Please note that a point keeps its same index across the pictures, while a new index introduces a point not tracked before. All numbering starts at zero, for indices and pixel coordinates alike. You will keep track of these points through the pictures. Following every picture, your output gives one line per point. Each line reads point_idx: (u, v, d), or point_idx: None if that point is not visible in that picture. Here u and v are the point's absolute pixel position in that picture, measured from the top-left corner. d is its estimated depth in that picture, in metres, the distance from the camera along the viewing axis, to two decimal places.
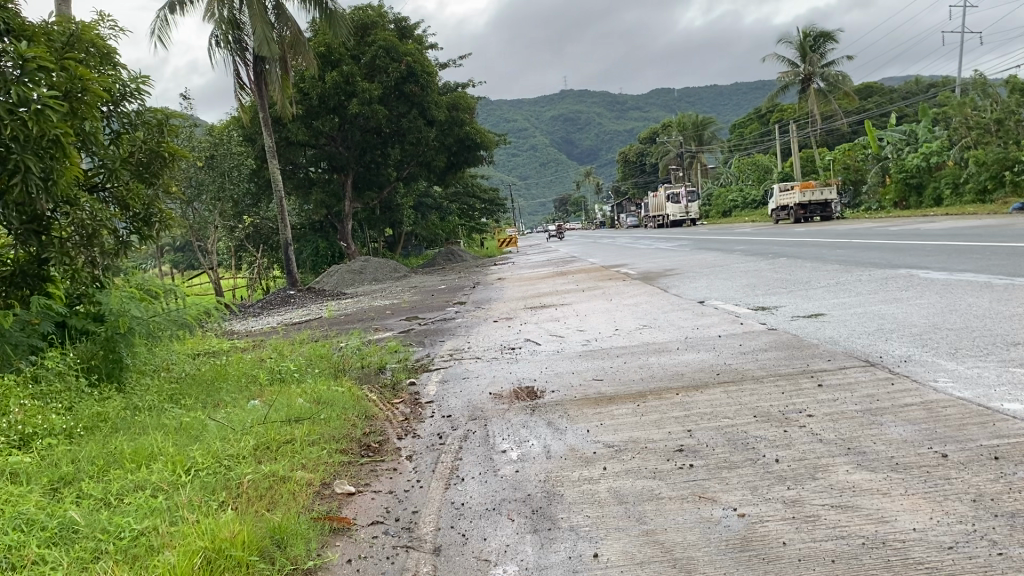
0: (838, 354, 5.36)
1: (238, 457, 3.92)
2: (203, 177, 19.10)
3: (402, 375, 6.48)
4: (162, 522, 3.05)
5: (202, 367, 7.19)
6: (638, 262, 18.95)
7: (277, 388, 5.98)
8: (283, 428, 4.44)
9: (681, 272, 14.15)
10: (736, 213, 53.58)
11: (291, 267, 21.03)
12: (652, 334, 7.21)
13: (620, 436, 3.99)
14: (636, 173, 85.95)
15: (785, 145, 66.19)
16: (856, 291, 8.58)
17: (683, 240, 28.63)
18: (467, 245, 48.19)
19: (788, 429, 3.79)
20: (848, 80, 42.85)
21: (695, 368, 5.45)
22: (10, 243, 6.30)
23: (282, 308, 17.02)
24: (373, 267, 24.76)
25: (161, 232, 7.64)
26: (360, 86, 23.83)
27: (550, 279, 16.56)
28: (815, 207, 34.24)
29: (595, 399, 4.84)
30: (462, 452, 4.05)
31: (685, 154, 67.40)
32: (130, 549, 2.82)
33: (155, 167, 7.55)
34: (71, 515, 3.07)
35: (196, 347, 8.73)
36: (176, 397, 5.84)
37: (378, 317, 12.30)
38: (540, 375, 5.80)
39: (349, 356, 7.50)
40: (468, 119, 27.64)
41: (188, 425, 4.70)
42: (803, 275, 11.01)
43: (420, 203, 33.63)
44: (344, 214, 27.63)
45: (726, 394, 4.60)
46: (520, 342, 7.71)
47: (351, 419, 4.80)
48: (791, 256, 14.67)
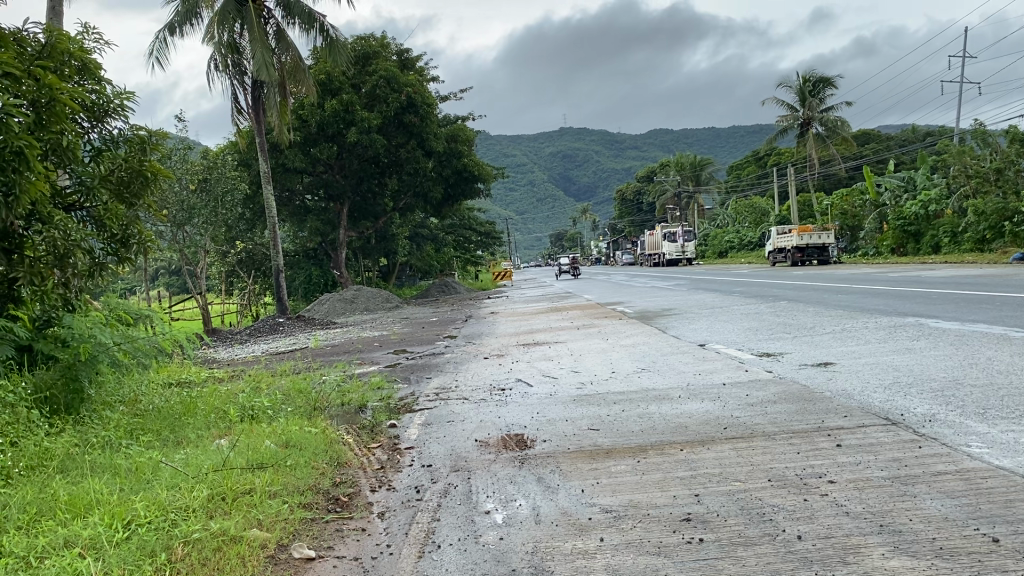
0: (855, 410, 4.92)
1: (187, 510, 3.45)
2: (194, 201, 18.44)
3: (382, 417, 5.99)
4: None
5: (173, 400, 6.67)
6: (635, 300, 18.54)
7: (245, 427, 5.50)
8: (242, 475, 3.99)
9: (680, 313, 13.76)
10: (733, 254, 53.45)
11: (281, 293, 20.48)
12: (651, 379, 6.79)
13: (619, 499, 3.55)
14: (633, 211, 86.11)
15: (783, 188, 66.23)
16: (864, 339, 8.18)
17: (680, 279, 28.37)
18: (461, 277, 47.81)
19: (809, 498, 3.35)
20: (847, 126, 42.85)
21: (700, 421, 4.98)
22: None
23: (270, 336, 16.58)
24: (366, 296, 24.34)
25: (140, 256, 7.12)
26: (360, 115, 23.58)
27: (544, 315, 16.17)
28: (812, 251, 33.98)
29: (590, 452, 4.40)
30: (441, 512, 3.60)
31: (683, 194, 67.64)
32: None
33: (137, 187, 7.00)
34: None
35: (170, 378, 8.28)
36: (136, 434, 5.35)
37: (366, 349, 11.83)
38: (531, 423, 5.32)
39: (328, 392, 7.04)
40: (467, 151, 27.38)
41: (140, 469, 4.23)
42: (807, 320, 10.65)
43: (416, 233, 33.27)
44: (338, 242, 27.29)
45: (737, 452, 4.17)
46: (512, 383, 7.25)
47: (320, 466, 4.35)
48: (792, 299, 14.30)
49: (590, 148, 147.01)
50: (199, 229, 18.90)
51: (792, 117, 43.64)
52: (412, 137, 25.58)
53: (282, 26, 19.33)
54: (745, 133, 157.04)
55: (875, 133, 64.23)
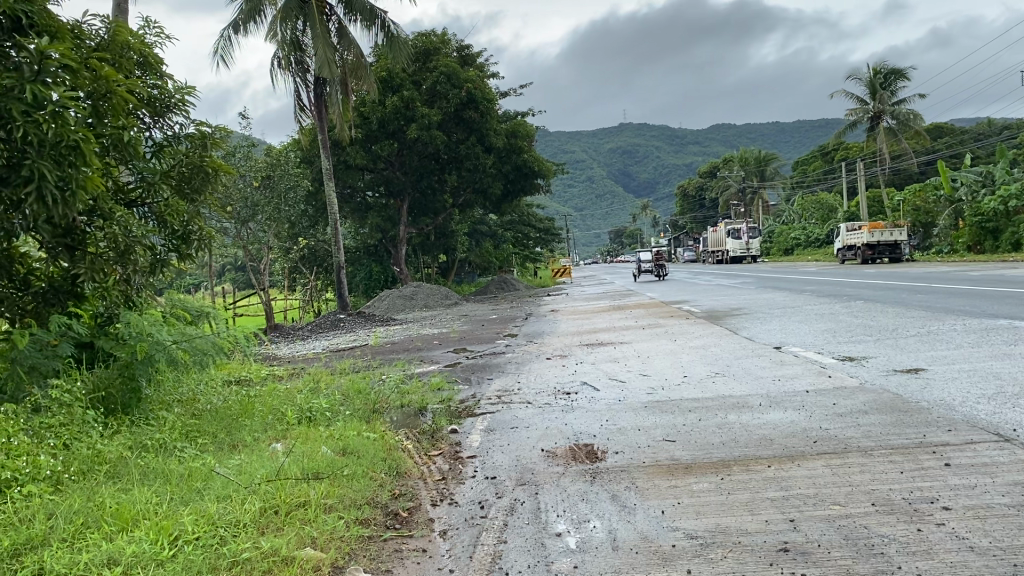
0: (958, 423, 4.48)
1: (238, 525, 3.24)
2: (258, 197, 18.49)
3: (443, 421, 5.72)
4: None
5: (231, 400, 6.50)
6: (701, 299, 18.05)
7: (301, 431, 5.29)
8: (297, 485, 3.76)
9: (750, 313, 13.28)
10: (798, 251, 52.14)
11: (342, 290, 20.45)
12: (726, 384, 6.41)
13: (704, 523, 3.23)
14: (696, 208, 84.76)
15: (852, 184, 64.27)
16: (955, 344, 7.62)
17: (748, 277, 27.69)
18: (521, 274, 47.58)
19: (922, 529, 2.96)
20: (920, 119, 41.33)
21: (785, 433, 4.60)
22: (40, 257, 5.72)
23: (331, 333, 16.56)
24: (426, 292, 24.23)
25: (201, 252, 6.96)
26: (420, 111, 23.48)
27: (607, 313, 15.83)
28: (883, 249, 32.81)
29: (668, 467, 4.07)
30: (508, 532, 3.31)
31: (746, 190, 66.36)
32: None
33: (198, 183, 6.87)
34: None
35: (227, 375, 8.16)
36: (192, 435, 5.21)
37: (425, 347, 11.63)
38: (600, 431, 5.00)
39: (388, 393, 6.82)
40: (527, 147, 27.07)
41: (193, 476, 4.04)
42: (887, 322, 10.05)
43: (475, 230, 33.17)
44: (398, 239, 27.30)
45: (831, 470, 3.79)
46: (577, 387, 6.91)
47: (379, 476, 4.10)
48: (869, 300, 13.68)
49: (650, 144, 145.50)
50: (263, 226, 18.95)
51: (862, 110, 42.24)
52: (472, 133, 25.38)
53: (344, 23, 19.24)
54: (811, 128, 153.95)
55: (950, 127, 62.00)
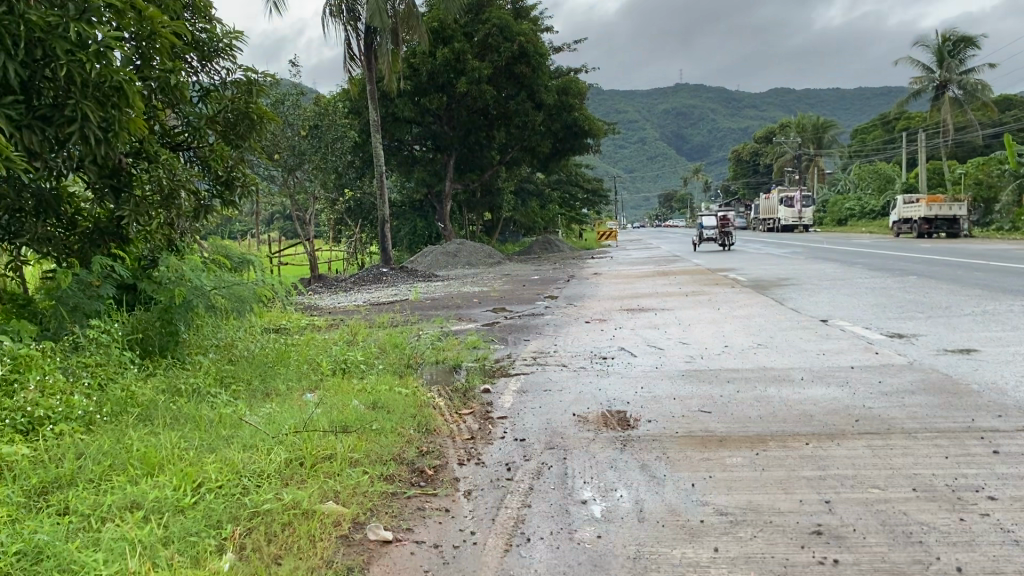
0: (1009, 409, 4.29)
1: (261, 475, 3.23)
2: (305, 146, 18.47)
3: (476, 380, 5.66)
4: (147, 575, 2.36)
5: (268, 347, 6.53)
6: (748, 267, 17.70)
7: (334, 382, 5.30)
8: (324, 438, 3.74)
9: (798, 284, 12.97)
10: (852, 222, 50.98)
11: (386, 243, 20.47)
12: (768, 356, 6.26)
13: (734, 499, 3.13)
14: (749, 173, 83.16)
15: (912, 155, 62.34)
16: (1010, 326, 7.31)
17: (798, 247, 27.11)
18: (567, 235, 47.32)
19: (965, 519, 2.83)
20: (988, 90, 39.76)
21: (825, 410, 4.46)
22: (84, 197, 5.74)
23: (372, 286, 16.63)
24: (469, 250, 24.18)
25: (244, 198, 6.92)
26: (470, 65, 23.19)
27: (650, 278, 15.61)
28: (941, 223, 31.82)
29: (701, 439, 3.97)
30: (533, 496, 3.25)
31: (802, 157, 64.89)
32: None
33: (243, 129, 6.75)
34: (42, 540, 2.47)
35: (267, 323, 8.22)
36: (226, 381, 5.24)
37: (465, 305, 11.58)
38: (634, 398, 4.91)
39: (423, 348, 6.81)
40: (579, 105, 26.68)
41: (222, 423, 4.06)
42: (940, 299, 9.71)
43: (522, 188, 32.95)
44: (444, 194, 27.21)
45: (871, 451, 3.65)
46: (614, 352, 6.81)
47: (407, 433, 4.06)
48: (922, 275, 13.27)
49: (706, 107, 142.76)
50: (310, 175, 18.95)
51: (927, 79, 40.77)
52: (523, 89, 25.04)
53: None
54: (872, 96, 149.62)
55: (1019, 99, 59.65)
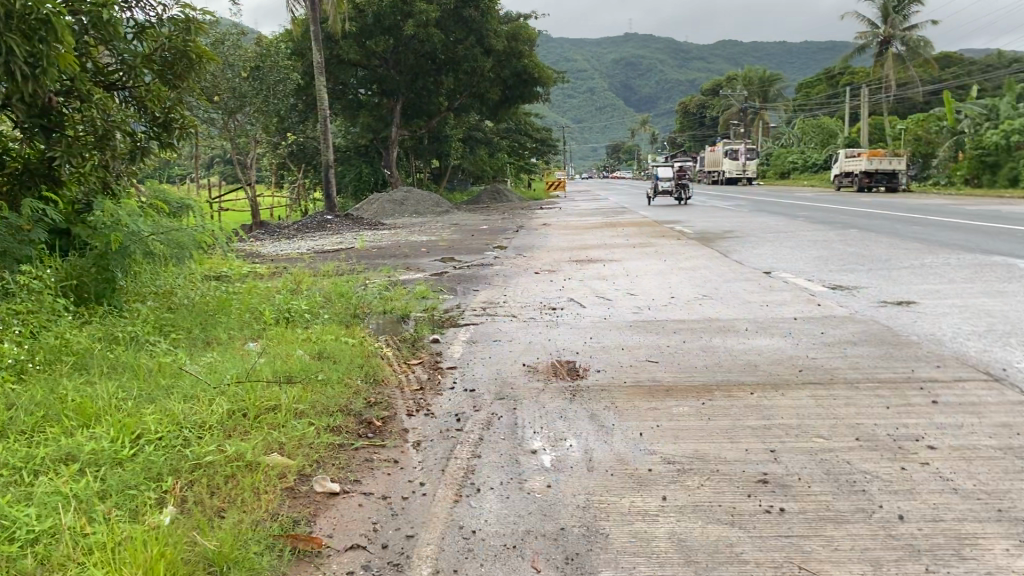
0: (948, 360, 4.39)
1: (203, 427, 3.14)
2: (246, 88, 17.89)
3: (424, 330, 5.59)
4: (83, 530, 2.27)
5: (209, 295, 6.36)
6: (694, 219, 17.82)
7: (278, 331, 5.19)
8: (268, 389, 3.65)
9: (743, 236, 13.10)
10: (794, 176, 51.73)
11: (330, 189, 20.07)
12: (714, 308, 6.32)
13: (682, 448, 3.15)
14: (695, 126, 83.53)
15: (854, 110, 63.25)
16: (948, 278, 7.51)
17: (742, 199, 27.40)
18: (515, 185, 47.09)
19: (906, 467, 2.88)
20: (930, 46, 40.36)
21: (770, 360, 4.51)
22: (11, 137, 5.45)
23: (316, 234, 16.34)
24: (415, 198, 23.88)
25: (183, 141, 6.65)
26: (418, 7, 22.63)
27: (598, 229, 15.63)
28: (881, 177, 32.42)
29: (649, 389, 3.98)
30: (482, 447, 3.23)
31: (748, 110, 65.34)
32: (22, 555, 2.13)
33: (183, 70, 6.38)
34: None
35: (208, 271, 8.00)
36: (166, 329, 5.09)
37: (412, 254, 11.43)
38: (583, 349, 4.90)
39: (370, 298, 6.70)
40: (528, 52, 26.34)
41: (161, 372, 3.94)
42: (879, 252, 9.92)
43: (470, 136, 32.55)
44: (390, 141, 26.74)
45: (816, 402, 3.71)
46: (563, 302, 6.79)
47: (354, 384, 3.99)
48: (863, 229, 13.53)
49: (654, 58, 142.43)
50: (251, 118, 18.39)
51: (872, 34, 41.17)
52: (471, 34, 24.58)
53: None
54: (817, 50, 150.97)
55: (959, 57, 60.77)
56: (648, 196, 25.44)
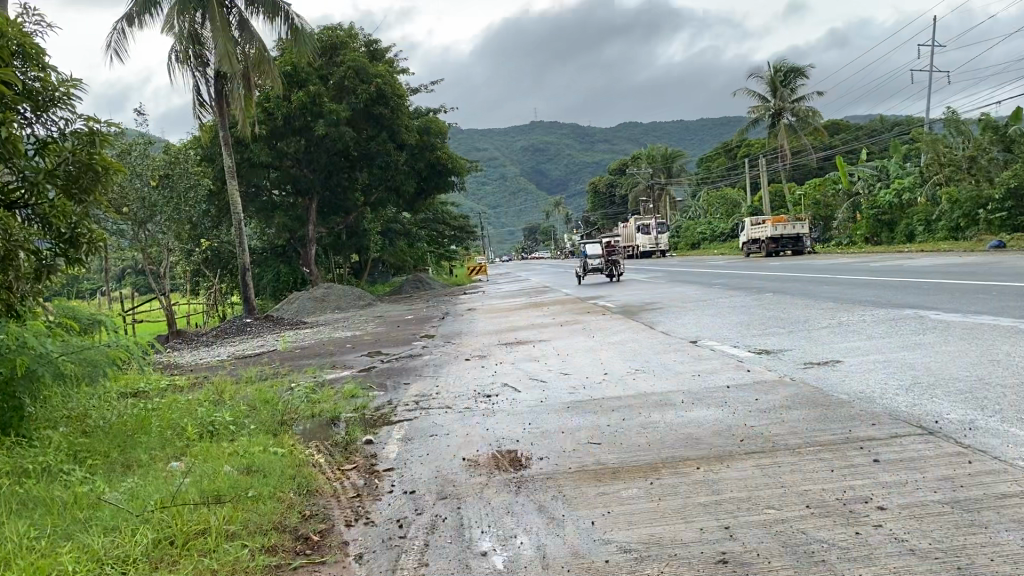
0: (882, 417, 4.45)
1: (126, 560, 2.91)
2: (156, 197, 17.57)
3: (357, 432, 5.40)
4: None
5: (127, 414, 6.04)
6: (615, 294, 18.08)
7: (202, 447, 4.94)
8: (195, 511, 3.43)
9: (664, 307, 13.32)
10: (705, 245, 53.36)
11: (248, 292, 19.68)
12: (648, 381, 6.32)
13: (636, 534, 3.06)
14: (607, 204, 85.76)
15: (754, 179, 66.07)
16: (867, 335, 7.73)
17: (659, 272, 28.01)
18: (435, 274, 47.17)
19: (860, 532, 2.86)
20: (818, 116, 42.71)
21: (710, 431, 4.50)
22: None
23: (236, 338, 15.92)
24: (336, 294, 23.62)
25: (92, 255, 6.38)
26: (327, 107, 22.85)
27: (523, 311, 15.69)
28: (787, 241, 33.65)
29: (595, 472, 3.90)
30: (429, 553, 3.07)
31: (655, 186, 67.56)
32: None
33: (87, 183, 6.19)
34: None
35: (124, 388, 7.63)
36: (81, 456, 4.78)
37: (338, 351, 11.20)
38: (523, 436, 4.80)
39: (297, 402, 6.48)
40: (439, 144, 26.79)
41: (78, 503, 3.67)
42: (798, 314, 10.18)
43: (388, 229, 32.63)
44: (307, 239, 26.55)
45: (762, 471, 3.68)
46: (498, 388, 6.71)
47: (287, 497, 3.79)
48: (778, 292, 13.93)
49: (561, 142, 146.80)
50: (162, 227, 18.01)
51: (763, 107, 43.38)
52: (383, 129, 24.90)
53: (245, 16, 18.52)
54: (714, 126, 158.26)
55: (845, 124, 64.48)
56: (578, 276, 24.10)
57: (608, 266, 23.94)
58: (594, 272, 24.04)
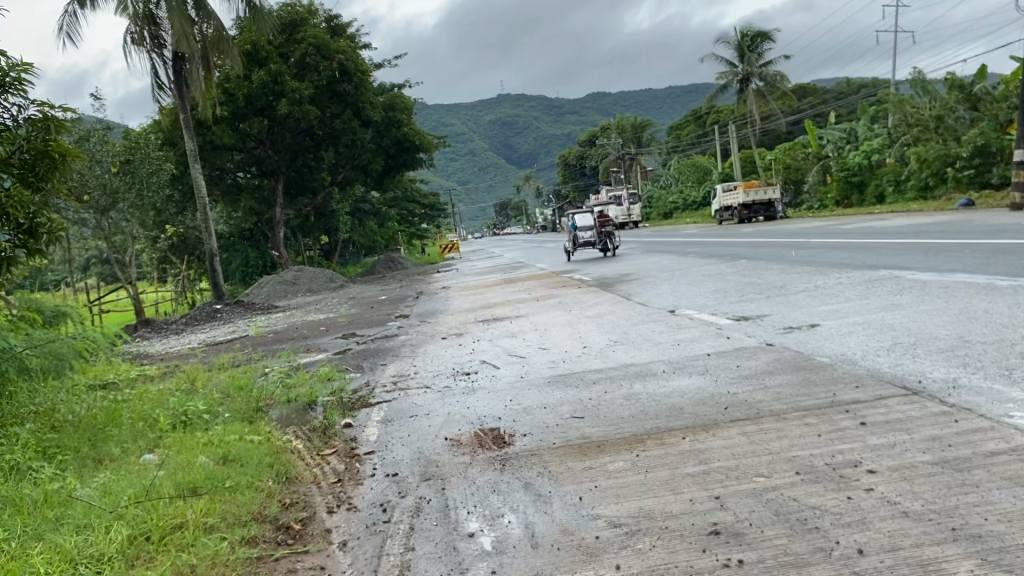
0: (865, 379, 4.43)
1: (100, 560, 2.80)
2: (118, 184, 17.18)
3: (335, 416, 5.29)
4: None
5: (97, 406, 5.88)
6: (590, 266, 18.00)
7: (176, 437, 4.81)
8: (171, 505, 3.32)
9: (640, 277, 13.28)
10: (677, 214, 53.49)
11: (218, 278, 19.40)
12: (628, 353, 6.26)
13: (625, 508, 3.00)
14: (577, 176, 85.54)
15: (724, 146, 66.19)
16: (844, 297, 7.72)
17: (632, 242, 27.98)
18: (408, 253, 46.90)
19: (852, 497, 2.82)
20: (785, 81, 42.74)
21: (694, 401, 4.45)
22: None
23: (207, 325, 15.68)
24: (308, 277, 23.38)
25: (53, 245, 6.15)
26: (290, 86, 22.47)
27: (499, 286, 15.59)
28: (759, 207, 33.78)
29: (580, 447, 3.84)
30: (414, 538, 2.99)
31: (625, 156, 67.51)
32: None
33: (43, 170, 5.95)
34: None
35: (94, 380, 7.46)
36: (50, 452, 4.64)
37: (312, 335, 11.03)
38: (505, 413, 4.72)
39: (272, 387, 6.35)
40: (406, 121, 26.49)
41: (47, 502, 3.54)
42: (773, 278, 10.17)
43: (358, 208, 32.30)
44: (276, 222, 26.20)
45: (749, 439, 3.64)
46: (476, 366, 6.62)
47: (265, 486, 3.69)
48: (753, 257, 13.92)
49: (530, 116, 146.15)
50: (126, 214, 17.63)
51: (730, 74, 43.33)
52: (348, 108, 24.56)
53: None
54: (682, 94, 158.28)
55: (811, 88, 64.61)
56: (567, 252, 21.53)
57: (602, 239, 21.35)
58: (586, 246, 21.43)
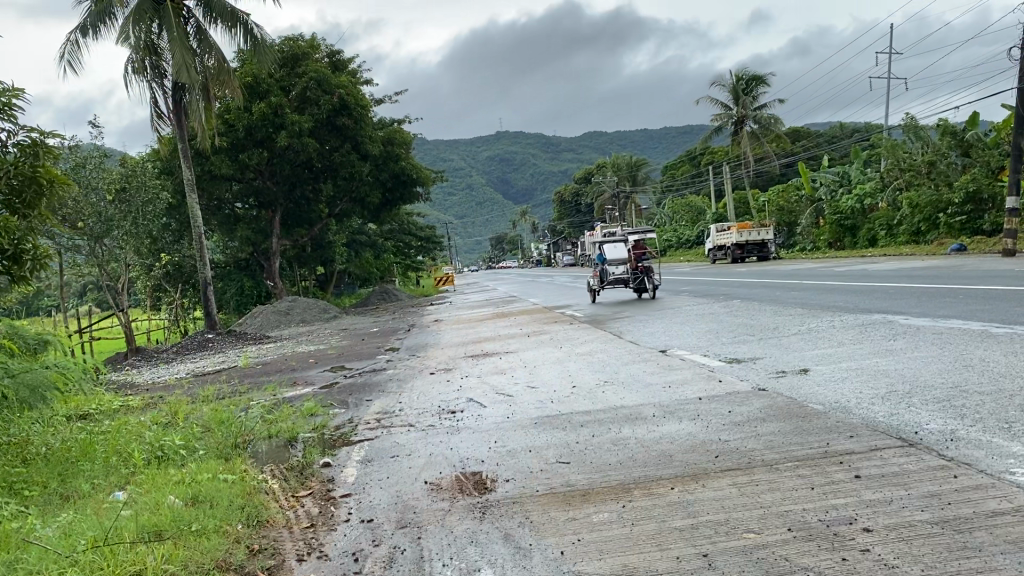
0: (860, 428, 4.30)
1: None
2: (110, 211, 17.07)
3: (314, 454, 5.13)
4: None
5: (72, 438, 5.70)
6: (583, 303, 17.88)
7: (148, 474, 4.64)
8: (132, 550, 3.15)
9: (632, 316, 13.17)
10: (671, 252, 53.56)
11: (209, 306, 19.22)
12: (617, 394, 6.12)
13: (608, 565, 2.85)
14: (573, 213, 85.83)
15: (718, 186, 66.52)
16: (838, 342, 7.60)
17: None
18: (402, 285, 46.74)
19: (847, 558, 2.68)
20: (780, 123, 43.07)
21: (684, 448, 4.30)
22: None
23: (196, 355, 15.49)
24: (301, 307, 23.21)
25: (39, 273, 5.98)
26: (289, 117, 22.49)
27: (490, 321, 15.46)
28: (752, 247, 33.80)
29: (565, 495, 3.68)
30: None
31: (620, 194, 67.80)
32: None
33: (30, 196, 5.80)
34: None
35: (72, 410, 7.28)
36: (15, 487, 4.46)
37: (300, 367, 10.86)
38: (489, 456, 4.57)
39: (254, 422, 6.19)
40: (404, 154, 26.53)
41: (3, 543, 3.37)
42: (766, 321, 10.06)
43: (353, 239, 32.24)
44: (270, 252, 26.12)
45: (739, 491, 3.49)
46: (462, 404, 6.47)
47: (233, 529, 3.53)
48: (746, 299, 13.83)
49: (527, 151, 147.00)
50: (118, 242, 17.49)
51: (726, 115, 43.62)
52: (346, 140, 24.59)
53: (203, 25, 18.16)
54: (677, 134, 159.63)
55: (806, 131, 65.16)
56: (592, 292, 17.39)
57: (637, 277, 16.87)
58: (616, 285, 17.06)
